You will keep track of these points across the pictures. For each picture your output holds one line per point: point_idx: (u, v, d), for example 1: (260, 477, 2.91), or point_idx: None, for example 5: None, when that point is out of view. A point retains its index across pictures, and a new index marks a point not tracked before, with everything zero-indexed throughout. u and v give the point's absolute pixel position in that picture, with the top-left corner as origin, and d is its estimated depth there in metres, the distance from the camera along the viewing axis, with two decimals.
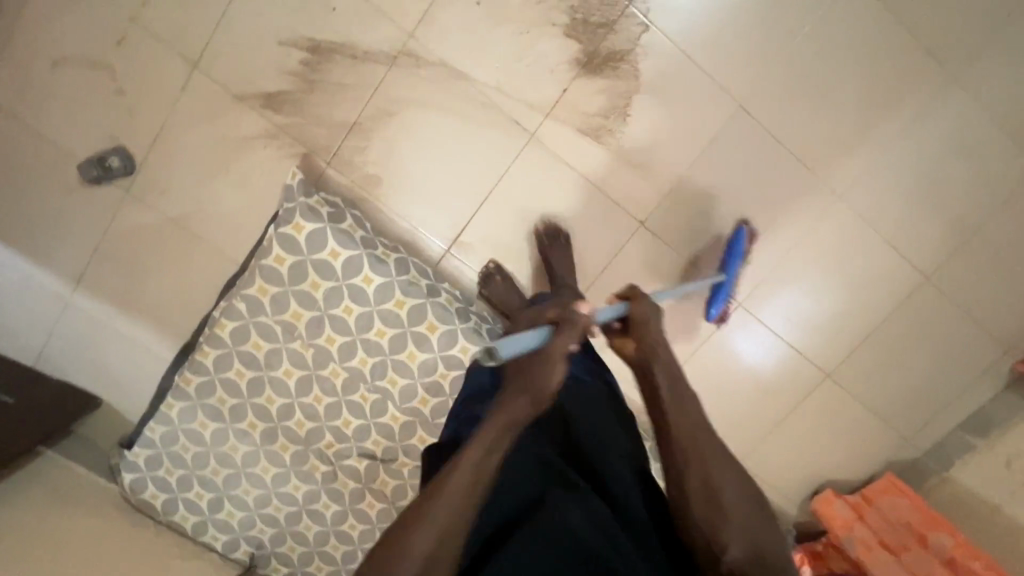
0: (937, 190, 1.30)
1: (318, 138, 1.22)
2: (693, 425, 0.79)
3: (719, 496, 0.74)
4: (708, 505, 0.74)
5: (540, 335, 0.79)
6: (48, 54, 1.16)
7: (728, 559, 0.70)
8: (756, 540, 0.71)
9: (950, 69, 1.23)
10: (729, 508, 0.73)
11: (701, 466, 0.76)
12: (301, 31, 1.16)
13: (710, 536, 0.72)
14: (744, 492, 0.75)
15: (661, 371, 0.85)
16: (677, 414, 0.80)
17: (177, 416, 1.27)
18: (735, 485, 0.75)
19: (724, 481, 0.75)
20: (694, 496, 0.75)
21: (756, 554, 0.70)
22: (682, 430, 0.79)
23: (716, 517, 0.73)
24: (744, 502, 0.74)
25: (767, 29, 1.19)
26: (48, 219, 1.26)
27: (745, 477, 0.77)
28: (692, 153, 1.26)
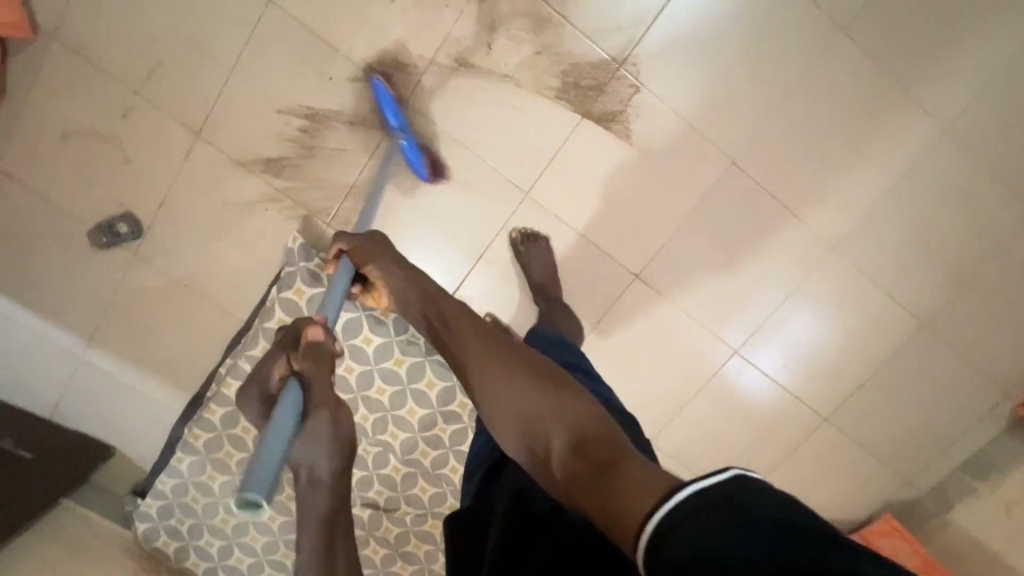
0: (932, 238, 1.30)
1: (318, 200, 1.25)
2: (490, 347, 0.73)
3: (520, 398, 0.66)
4: (533, 438, 0.64)
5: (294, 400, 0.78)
6: (58, 127, 1.20)
7: (553, 459, 0.61)
8: (570, 420, 0.63)
9: (943, 122, 1.23)
10: (539, 420, 0.64)
11: (481, 377, 0.70)
12: (299, 100, 1.19)
13: (535, 454, 0.63)
14: (538, 386, 0.67)
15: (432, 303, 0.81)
16: (472, 363, 0.72)
17: (187, 469, 1.31)
18: (530, 377, 0.68)
19: (485, 377, 0.70)
20: (516, 429, 0.65)
21: (575, 436, 0.61)
22: (478, 367, 0.71)
23: (529, 427, 0.64)
24: (544, 386, 0.67)
25: (757, 87, 1.20)
26: (62, 281, 1.31)
27: (541, 372, 0.69)
28: (684, 207, 1.28)
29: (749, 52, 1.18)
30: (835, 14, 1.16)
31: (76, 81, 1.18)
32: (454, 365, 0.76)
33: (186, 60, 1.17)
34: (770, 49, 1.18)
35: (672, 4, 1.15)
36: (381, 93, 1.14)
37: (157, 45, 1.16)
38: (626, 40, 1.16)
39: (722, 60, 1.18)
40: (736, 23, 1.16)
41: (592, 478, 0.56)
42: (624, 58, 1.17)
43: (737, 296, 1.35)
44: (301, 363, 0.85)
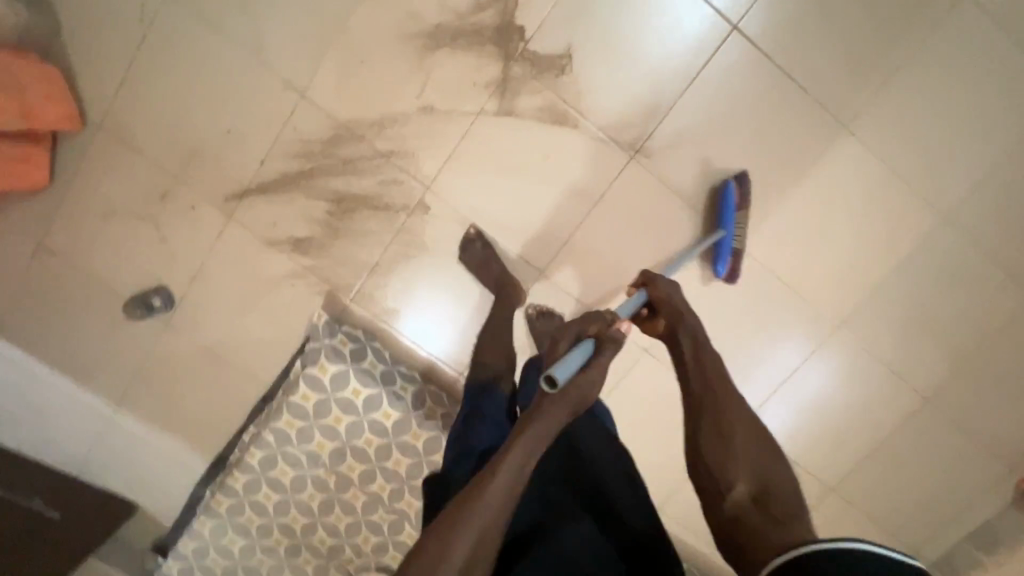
0: (933, 317, 1.34)
1: (341, 277, 1.31)
2: (712, 377, 0.89)
3: (729, 447, 0.83)
4: (723, 458, 0.83)
5: (586, 348, 0.79)
6: (99, 207, 1.27)
7: (734, 493, 0.81)
8: (759, 473, 0.82)
9: (942, 209, 1.27)
10: (737, 451, 0.83)
11: (713, 416, 0.86)
12: (327, 186, 1.26)
13: (711, 483, 0.82)
14: (762, 442, 0.85)
15: (687, 333, 0.95)
16: (699, 381, 0.90)
17: (209, 532, 1.35)
18: (742, 432, 0.85)
19: (733, 429, 0.85)
20: (712, 448, 0.84)
21: (759, 490, 0.80)
22: (700, 387, 0.89)
23: (724, 473, 0.82)
24: (753, 449, 0.84)
25: (762, 175, 1.26)
26: (95, 348, 1.37)
27: (757, 429, 0.86)
28: (691, 287, 1.33)
29: (755, 145, 1.24)
30: (836, 111, 1.22)
31: (117, 166, 1.25)
32: (694, 403, 0.89)
33: (221, 148, 1.24)
34: (775, 142, 1.24)
35: (682, 102, 1.21)
36: (730, 199, 1.22)
37: (194, 133, 1.23)
38: (637, 134, 1.23)
39: (729, 152, 1.24)
40: (743, 120, 1.22)
41: (768, 519, 0.77)
42: (636, 149, 1.23)
43: (746, 369, 1.39)
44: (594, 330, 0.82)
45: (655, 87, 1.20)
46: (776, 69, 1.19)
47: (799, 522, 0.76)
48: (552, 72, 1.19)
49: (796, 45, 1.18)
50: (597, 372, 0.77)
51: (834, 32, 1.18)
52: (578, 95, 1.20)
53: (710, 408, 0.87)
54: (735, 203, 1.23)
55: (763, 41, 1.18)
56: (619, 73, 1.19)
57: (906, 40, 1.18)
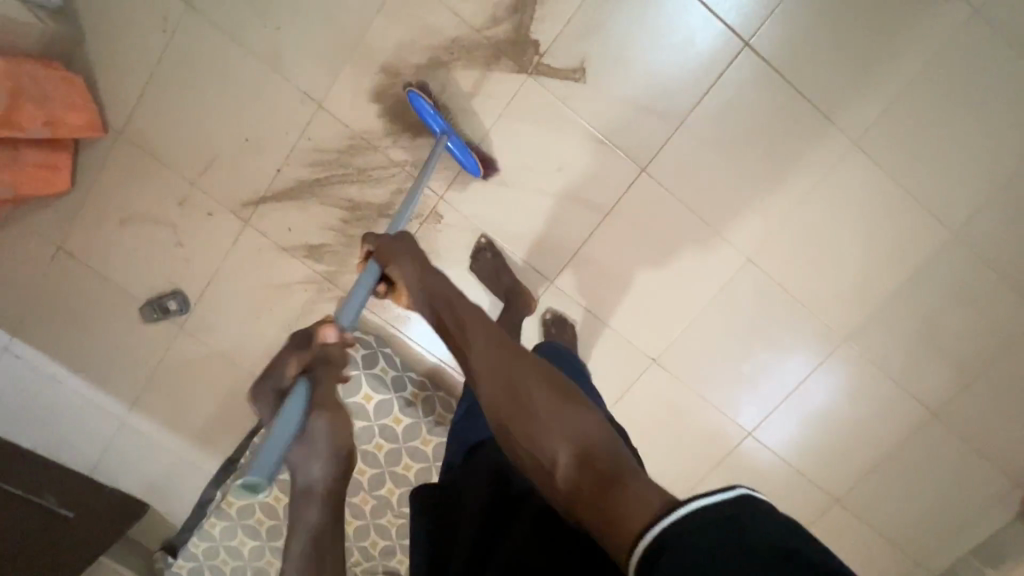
0: (940, 332, 1.35)
1: (354, 284, 1.33)
2: (464, 348, 0.78)
3: (531, 412, 0.69)
4: (534, 440, 0.67)
5: (299, 401, 0.75)
6: (118, 212, 1.30)
7: (557, 470, 0.65)
8: (577, 430, 0.67)
9: (951, 225, 1.28)
10: (553, 427, 0.67)
11: (504, 394, 0.71)
12: (342, 194, 1.28)
13: (539, 467, 0.67)
14: (555, 395, 0.70)
15: (426, 297, 0.86)
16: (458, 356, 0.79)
17: (219, 534, 1.37)
18: (547, 398, 0.70)
19: (534, 396, 0.70)
20: (513, 428, 0.69)
21: (580, 454, 0.65)
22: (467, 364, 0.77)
23: (538, 442, 0.67)
24: (561, 409, 0.69)
25: (772, 189, 1.27)
26: (110, 350, 1.39)
27: (558, 386, 0.72)
28: (699, 301, 1.34)
29: (764, 159, 1.25)
30: (847, 127, 1.23)
31: (137, 172, 1.27)
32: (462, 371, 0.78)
33: (238, 155, 1.26)
34: (784, 157, 1.25)
35: (692, 117, 1.23)
36: (418, 104, 1.14)
37: (212, 141, 1.25)
38: (648, 148, 1.24)
39: (738, 164, 1.25)
40: (752, 134, 1.24)
41: (598, 488, 0.61)
42: (646, 163, 1.25)
43: (752, 379, 1.40)
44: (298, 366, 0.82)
45: (666, 101, 1.22)
46: (786, 85, 1.21)
47: (635, 478, 0.61)
48: (565, 85, 1.20)
49: (807, 61, 1.20)
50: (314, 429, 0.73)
51: (844, 49, 1.19)
52: (590, 108, 1.22)
53: (512, 421, 0.70)
54: (423, 104, 1.14)
55: (774, 57, 1.19)
56: (631, 87, 1.21)
57: (916, 57, 1.19)
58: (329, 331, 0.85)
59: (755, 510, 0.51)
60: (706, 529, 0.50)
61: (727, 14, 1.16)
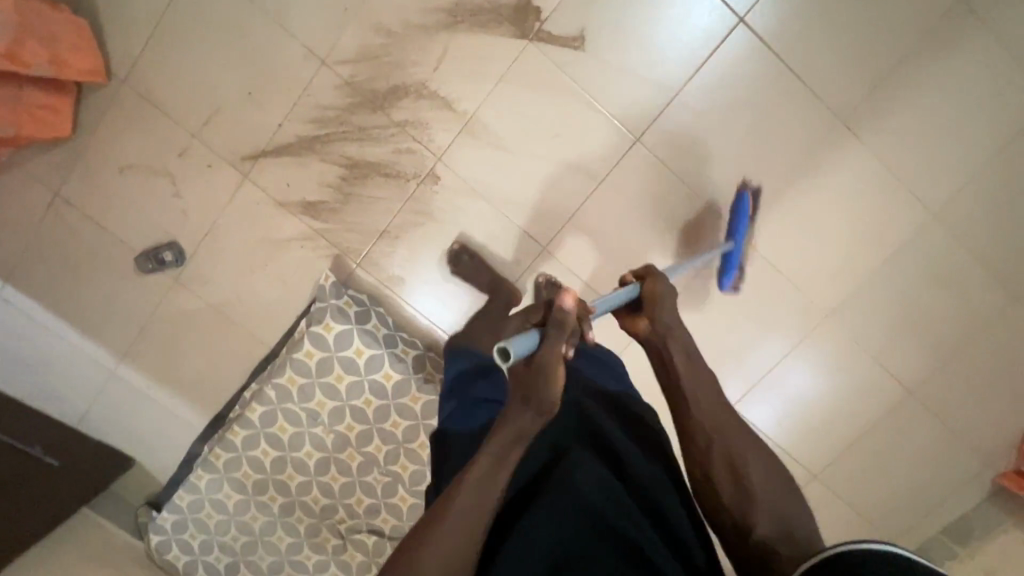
0: (918, 312, 1.39)
1: (349, 242, 1.35)
2: (699, 395, 0.78)
3: (741, 474, 0.74)
4: (745, 497, 0.73)
5: (531, 339, 0.66)
6: (118, 161, 1.31)
7: (754, 528, 0.71)
8: (779, 504, 0.72)
9: (931, 207, 1.32)
10: (757, 494, 0.72)
11: (719, 448, 0.75)
12: (342, 151, 1.29)
13: (739, 517, 0.73)
14: (770, 467, 0.74)
15: (679, 349, 0.81)
16: (687, 401, 0.78)
17: (205, 486, 1.38)
18: (758, 468, 0.74)
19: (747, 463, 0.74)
20: (726, 488, 0.74)
21: (784, 530, 0.70)
22: (690, 406, 0.78)
23: (743, 500, 0.73)
24: (770, 477, 0.73)
25: (762, 165, 1.31)
26: (104, 299, 1.40)
27: (773, 461, 0.75)
28: (688, 272, 1.37)
29: (755, 135, 1.29)
30: (835, 106, 1.27)
31: (138, 121, 1.28)
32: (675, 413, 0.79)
33: (240, 108, 1.27)
34: (775, 135, 1.29)
35: (687, 90, 1.26)
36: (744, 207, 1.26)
37: (215, 93, 1.27)
38: (643, 119, 1.27)
39: (730, 139, 1.29)
40: (745, 110, 1.27)
41: (787, 549, 0.69)
42: (641, 133, 1.28)
43: (736, 353, 1.43)
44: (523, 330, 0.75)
45: (664, 74, 1.25)
46: (780, 64, 1.25)
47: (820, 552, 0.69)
48: (566, 52, 1.23)
49: (800, 40, 1.24)
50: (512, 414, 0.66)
51: (836, 30, 1.23)
52: (588, 77, 1.25)
53: (705, 455, 0.76)
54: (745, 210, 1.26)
55: (769, 35, 1.23)
56: (630, 57, 1.24)
57: (904, 42, 1.23)
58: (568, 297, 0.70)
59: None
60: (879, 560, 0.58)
61: None
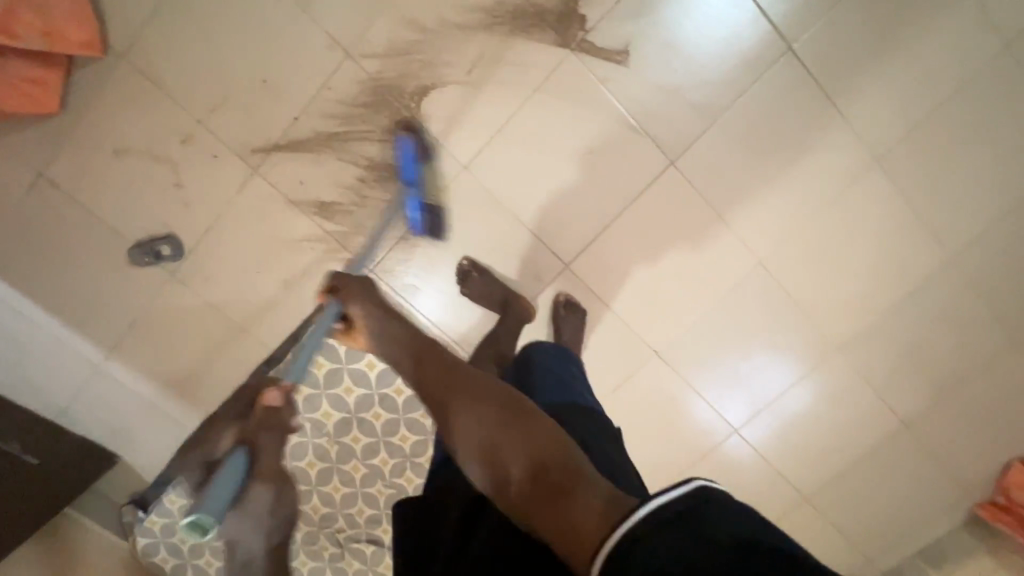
0: (923, 350, 1.42)
1: (363, 246, 1.28)
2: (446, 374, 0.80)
3: (479, 425, 0.73)
4: (495, 465, 0.70)
5: (235, 467, 1.06)
6: (112, 143, 1.19)
7: (511, 485, 0.68)
8: (533, 451, 0.69)
9: (950, 250, 1.34)
10: (491, 447, 0.71)
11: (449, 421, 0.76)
12: (361, 152, 1.21)
13: (498, 484, 0.69)
14: (496, 413, 0.73)
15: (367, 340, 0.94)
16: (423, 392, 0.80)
17: (198, 492, 1.32)
18: (498, 452, 0.70)
19: (463, 417, 0.75)
20: (477, 460, 0.71)
21: (539, 471, 0.67)
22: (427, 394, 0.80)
23: (497, 467, 0.70)
24: (502, 435, 0.71)
25: (791, 196, 1.29)
26: (89, 289, 1.29)
27: (510, 406, 0.74)
28: (707, 298, 1.37)
29: (788, 165, 1.27)
30: (871, 144, 1.26)
31: (136, 101, 1.17)
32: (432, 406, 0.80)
33: (253, 96, 1.17)
34: (808, 167, 1.27)
35: (726, 116, 1.22)
36: (405, 152, 1.17)
37: (225, 78, 1.16)
38: (679, 143, 1.24)
39: (763, 168, 1.27)
40: (782, 139, 1.25)
41: (553, 502, 0.63)
42: (675, 157, 1.25)
43: (746, 378, 1.44)
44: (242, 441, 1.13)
45: (704, 97, 1.21)
46: (822, 96, 1.22)
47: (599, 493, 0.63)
48: (607, 66, 1.18)
49: (845, 74, 1.21)
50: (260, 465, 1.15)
51: (882, 65, 1.20)
52: (628, 96, 1.20)
53: (449, 443, 0.75)
54: (411, 158, 1.17)
55: (814, 66, 1.20)
56: (672, 77, 1.19)
57: (947, 82, 1.21)
58: (272, 396, 1.11)
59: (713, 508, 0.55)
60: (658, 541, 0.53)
61: (775, 15, 1.16)
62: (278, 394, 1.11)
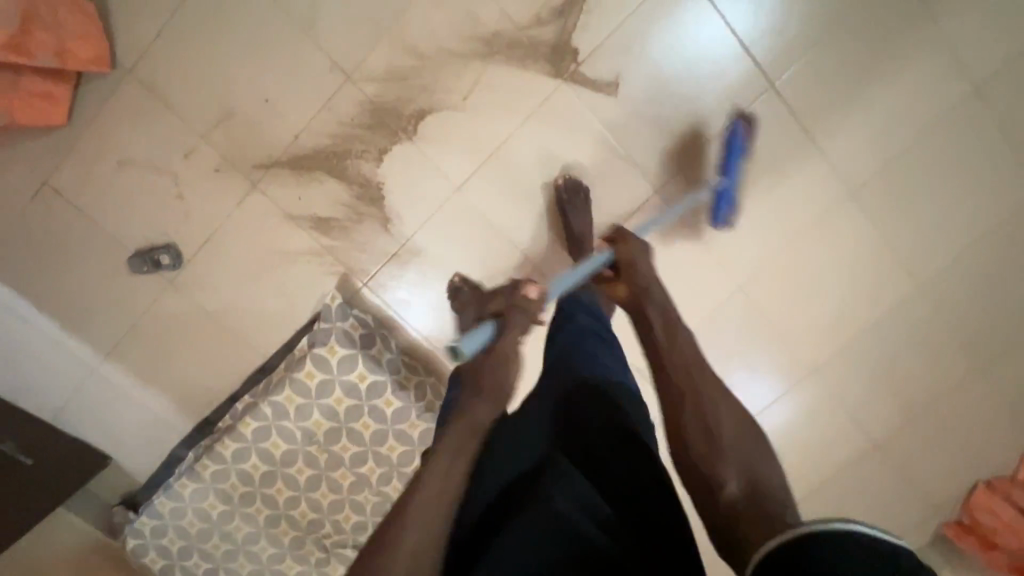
0: (894, 374, 1.48)
1: (357, 261, 1.32)
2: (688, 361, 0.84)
3: (713, 432, 0.74)
4: (708, 458, 0.73)
5: (488, 332, 0.95)
6: (116, 154, 1.23)
7: (727, 490, 0.69)
8: (747, 467, 0.71)
9: (922, 279, 1.40)
10: (722, 445, 0.73)
11: (693, 404, 0.78)
12: (358, 171, 1.25)
13: (700, 486, 0.72)
14: (739, 430, 0.75)
15: (654, 308, 0.96)
16: (677, 361, 0.84)
17: (188, 495, 1.35)
18: (736, 461, 0.71)
19: (722, 427, 0.74)
20: (692, 439, 0.75)
21: (751, 485, 0.69)
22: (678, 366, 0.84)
23: (713, 454, 0.72)
24: (744, 424, 0.76)
25: (771, 225, 1.35)
26: (88, 294, 1.32)
27: (744, 414, 0.77)
28: (689, 319, 1.42)
29: (769, 195, 1.32)
30: (848, 177, 1.31)
31: (141, 114, 1.21)
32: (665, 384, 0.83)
33: (255, 113, 1.21)
34: (787, 198, 1.33)
35: (710, 147, 1.28)
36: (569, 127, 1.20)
37: (229, 95, 1.20)
38: (664, 172, 1.29)
39: (745, 197, 1.32)
40: (764, 170, 1.30)
41: (750, 512, 0.65)
42: (660, 185, 1.30)
43: None
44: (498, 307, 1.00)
45: (689, 128, 1.26)
46: (802, 131, 1.28)
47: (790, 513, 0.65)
48: (597, 97, 1.23)
49: (825, 111, 1.26)
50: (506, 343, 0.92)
51: (861, 102, 1.26)
52: (617, 125, 1.25)
53: (670, 422, 0.78)
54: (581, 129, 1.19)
55: (794, 102, 1.25)
56: (659, 108, 1.25)
57: (921, 121, 1.27)
58: (531, 289, 1.00)
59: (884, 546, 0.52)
60: (820, 539, 0.53)
61: (758, 54, 1.22)
62: (538, 287, 1.00)
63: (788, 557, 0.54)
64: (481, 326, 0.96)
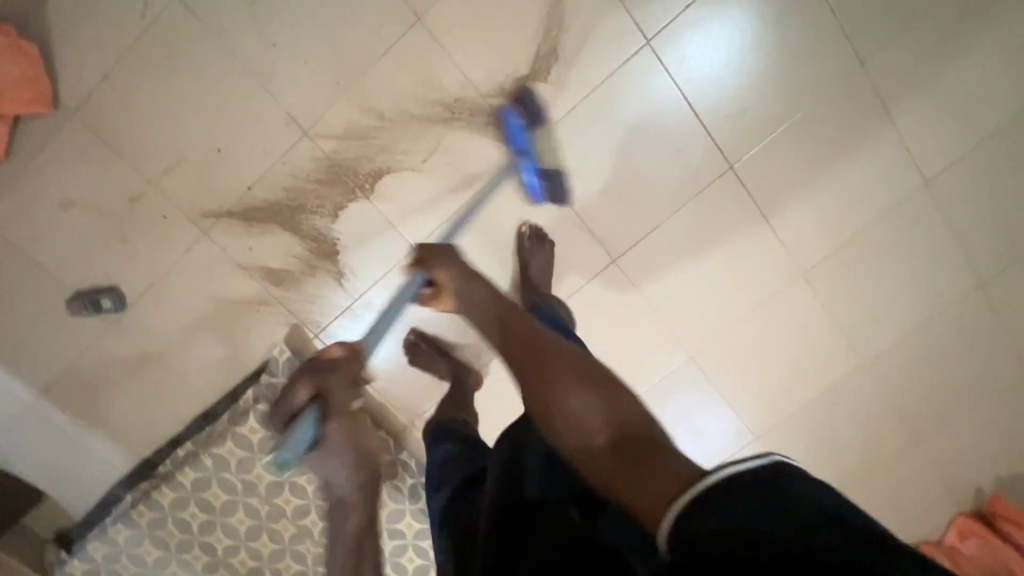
0: (833, 443, 1.53)
1: (309, 313, 1.30)
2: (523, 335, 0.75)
3: (558, 395, 0.64)
4: (568, 435, 0.61)
5: (309, 429, 0.86)
6: (57, 194, 1.18)
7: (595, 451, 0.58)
8: (612, 412, 0.60)
9: (865, 357, 1.44)
10: (575, 413, 0.61)
11: (539, 377, 0.67)
12: (313, 225, 1.23)
13: (575, 451, 0.60)
14: (588, 381, 0.64)
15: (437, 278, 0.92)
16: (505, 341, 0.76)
17: (124, 540, 1.32)
18: (593, 396, 0.62)
19: (564, 392, 0.64)
20: (556, 421, 0.63)
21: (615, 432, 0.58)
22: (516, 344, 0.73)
23: (574, 427, 0.61)
24: (584, 382, 0.64)
25: (723, 298, 1.37)
26: (22, 333, 1.27)
27: (586, 368, 0.66)
28: (640, 383, 1.44)
29: (724, 269, 1.34)
30: (801, 257, 1.34)
31: (85, 156, 1.16)
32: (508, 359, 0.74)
33: (207, 161, 1.18)
34: (742, 272, 1.35)
35: (668, 221, 1.29)
36: (510, 124, 1.15)
37: (180, 142, 1.16)
38: (622, 242, 1.30)
39: (700, 270, 1.34)
40: (720, 245, 1.32)
41: (621, 466, 0.55)
42: (618, 255, 1.31)
43: None
44: (309, 390, 0.91)
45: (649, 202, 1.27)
46: (758, 212, 1.30)
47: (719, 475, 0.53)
48: (557, 167, 1.23)
49: (781, 193, 1.28)
50: (334, 441, 0.87)
51: (817, 188, 1.28)
52: (577, 195, 1.26)
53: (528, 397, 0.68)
54: (516, 124, 1.15)
55: (753, 184, 1.27)
56: (620, 180, 1.25)
57: (872, 209, 1.30)
58: (332, 350, 0.95)
59: (787, 477, 0.47)
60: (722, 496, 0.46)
61: (719, 136, 1.23)
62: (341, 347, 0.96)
63: (696, 534, 0.46)
64: (301, 420, 0.86)
